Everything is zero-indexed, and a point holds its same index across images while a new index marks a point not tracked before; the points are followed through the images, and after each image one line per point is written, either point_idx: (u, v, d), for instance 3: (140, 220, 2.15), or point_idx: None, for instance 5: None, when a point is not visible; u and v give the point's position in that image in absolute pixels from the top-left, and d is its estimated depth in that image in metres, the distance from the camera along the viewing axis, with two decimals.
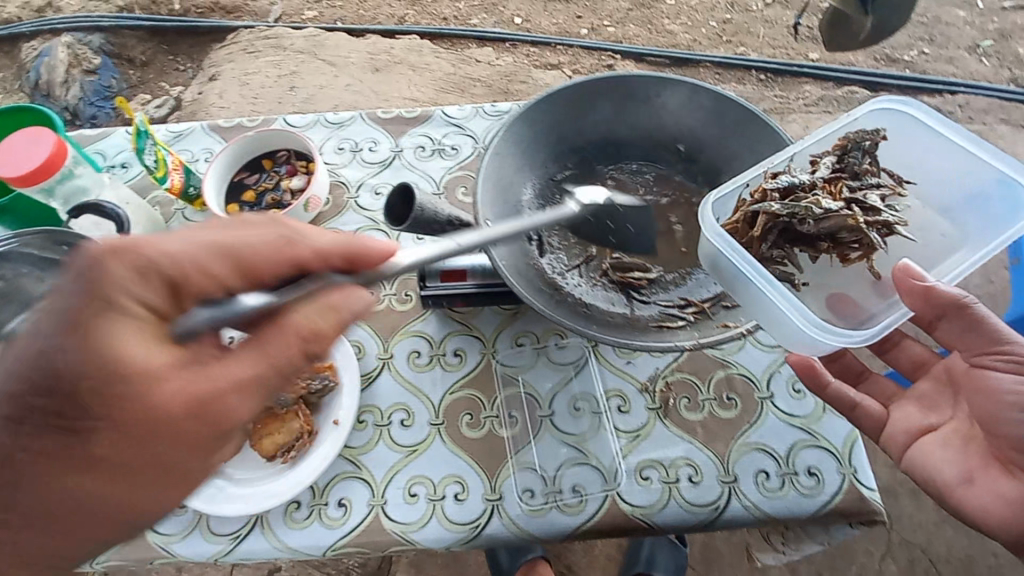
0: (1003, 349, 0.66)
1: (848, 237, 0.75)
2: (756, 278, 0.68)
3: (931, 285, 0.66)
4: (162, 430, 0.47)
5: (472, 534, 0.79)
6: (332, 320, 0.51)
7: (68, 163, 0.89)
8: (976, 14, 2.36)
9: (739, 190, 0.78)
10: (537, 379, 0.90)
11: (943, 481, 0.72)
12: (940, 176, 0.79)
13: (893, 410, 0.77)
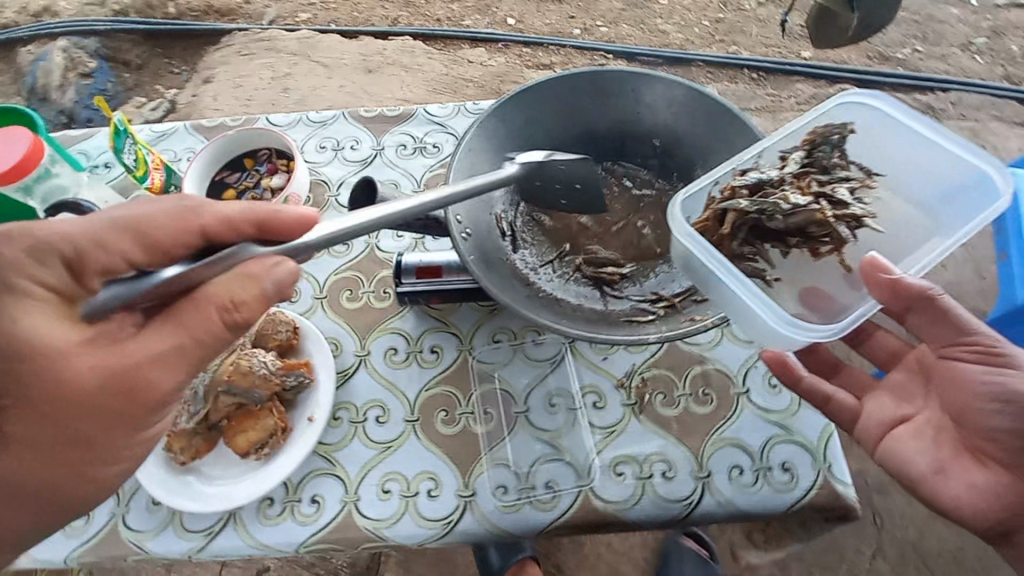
0: (970, 340, 0.66)
1: (817, 231, 0.75)
2: (726, 276, 0.67)
3: (897, 278, 0.66)
4: (80, 408, 0.53)
5: (444, 530, 0.79)
6: (251, 289, 0.54)
7: (45, 161, 0.89)
8: (970, 13, 2.31)
9: (707, 189, 0.77)
10: (514, 375, 0.90)
11: (916, 473, 0.69)
12: (910, 167, 0.78)
13: (867, 402, 0.75)
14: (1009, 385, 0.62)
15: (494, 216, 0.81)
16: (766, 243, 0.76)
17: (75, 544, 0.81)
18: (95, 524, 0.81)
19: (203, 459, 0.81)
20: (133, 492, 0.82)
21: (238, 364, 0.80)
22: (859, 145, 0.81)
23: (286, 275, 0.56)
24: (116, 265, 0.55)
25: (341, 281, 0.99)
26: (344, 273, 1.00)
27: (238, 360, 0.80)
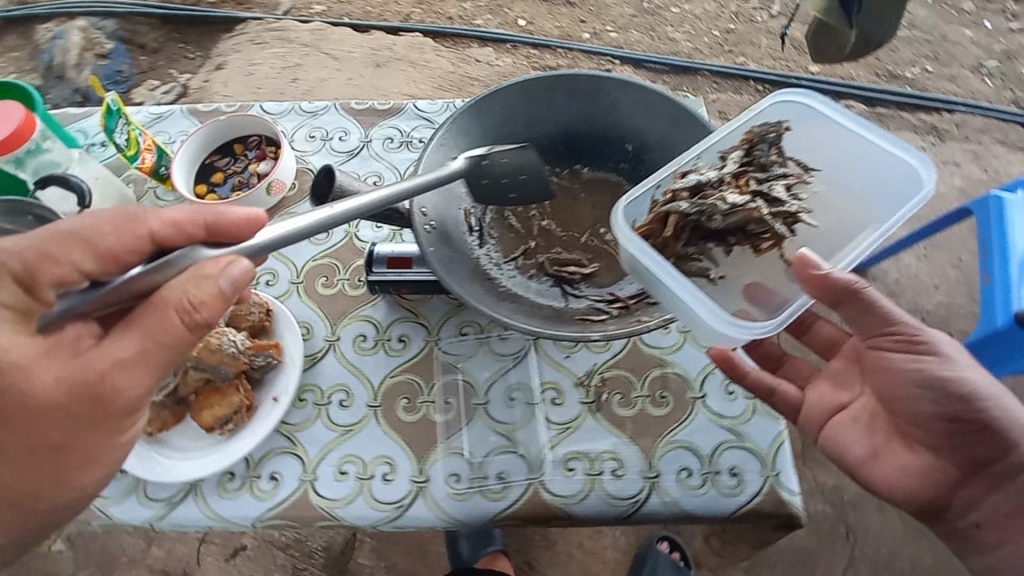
0: (894, 330, 0.72)
1: (757, 229, 0.78)
2: (669, 277, 0.71)
3: (827, 273, 0.69)
4: (52, 415, 0.58)
5: (395, 513, 0.82)
6: (208, 289, 0.57)
7: (35, 136, 0.94)
8: (983, 35, 2.22)
9: (651, 193, 0.81)
10: (475, 368, 0.91)
11: (854, 459, 0.76)
12: (840, 162, 0.83)
13: (810, 392, 0.81)
14: (930, 371, 0.70)
15: (462, 211, 0.84)
16: (710, 243, 0.80)
17: None
18: None
19: (170, 430, 0.84)
20: None
21: (207, 342, 0.83)
22: (793, 142, 0.85)
23: (242, 273, 0.59)
24: (72, 277, 0.58)
25: (318, 268, 1.01)
26: (321, 260, 1.02)
27: (208, 338, 0.83)
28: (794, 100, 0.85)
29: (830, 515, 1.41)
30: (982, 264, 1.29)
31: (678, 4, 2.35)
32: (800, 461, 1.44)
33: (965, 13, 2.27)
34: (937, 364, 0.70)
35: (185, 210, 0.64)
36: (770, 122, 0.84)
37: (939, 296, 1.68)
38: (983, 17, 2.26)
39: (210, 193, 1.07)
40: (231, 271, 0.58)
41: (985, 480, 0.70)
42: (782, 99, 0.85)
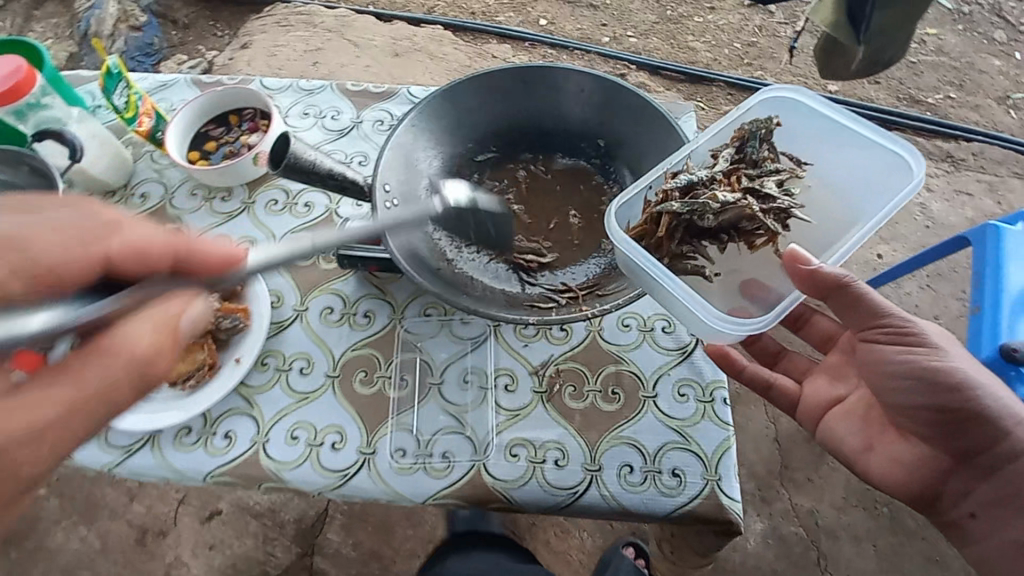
0: (883, 322, 0.71)
1: (749, 225, 0.79)
2: (661, 277, 0.73)
3: (815, 269, 0.69)
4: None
5: (339, 481, 0.83)
6: (165, 331, 0.54)
7: (35, 91, 0.98)
8: (1013, 66, 2.13)
9: (643, 194, 0.82)
10: (435, 348, 0.94)
11: (849, 450, 0.80)
12: (833, 155, 0.86)
13: (806, 386, 0.86)
14: (919, 363, 0.68)
15: (426, 192, 0.87)
16: (705, 240, 0.80)
17: None
18: None
19: None
20: None
21: None
22: (788, 138, 0.88)
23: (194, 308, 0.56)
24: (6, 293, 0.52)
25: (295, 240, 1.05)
26: (300, 233, 1.06)
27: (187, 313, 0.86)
28: (783, 96, 0.87)
29: (803, 539, 1.38)
30: (972, 294, 1.23)
31: (701, 15, 2.32)
32: (776, 480, 1.42)
33: (996, 43, 2.19)
34: (926, 356, 0.68)
35: (157, 234, 0.59)
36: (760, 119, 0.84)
37: (938, 327, 1.63)
38: (1015, 49, 2.17)
39: (202, 159, 1.12)
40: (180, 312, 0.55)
41: (975, 470, 0.70)
42: (770, 98, 0.87)
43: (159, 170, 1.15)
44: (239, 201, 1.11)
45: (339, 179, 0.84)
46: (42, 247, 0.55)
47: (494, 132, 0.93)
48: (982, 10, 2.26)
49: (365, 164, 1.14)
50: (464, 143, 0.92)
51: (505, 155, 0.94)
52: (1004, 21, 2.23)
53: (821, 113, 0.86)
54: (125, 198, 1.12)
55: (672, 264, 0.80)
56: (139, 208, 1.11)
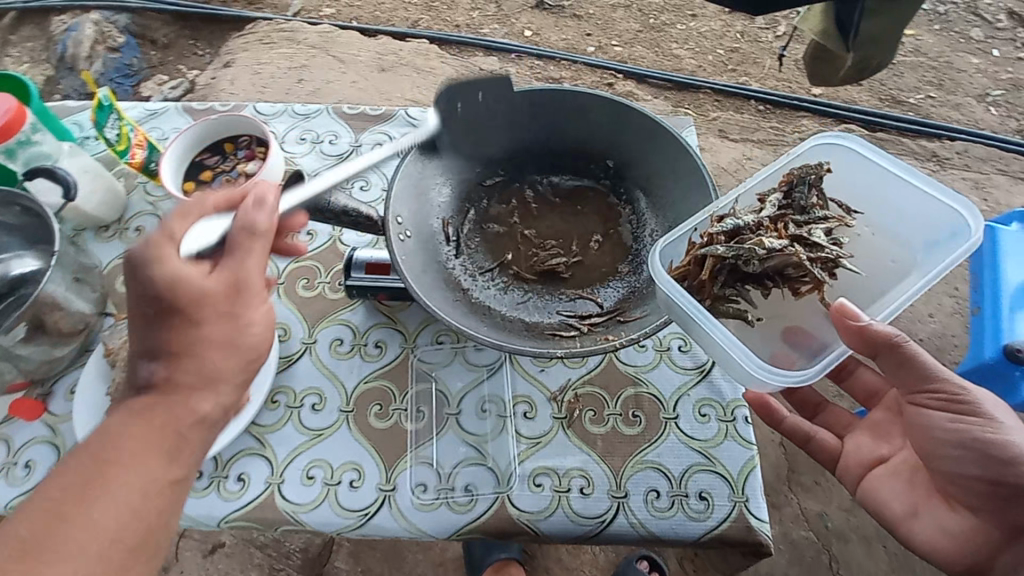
0: (935, 388, 0.69)
1: (795, 273, 0.77)
2: (699, 316, 0.72)
3: (866, 325, 0.67)
4: (214, 300, 0.59)
5: (360, 521, 0.81)
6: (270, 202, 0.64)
7: (26, 128, 0.95)
8: (990, 63, 2.18)
9: (687, 235, 0.80)
10: (449, 377, 0.92)
11: (893, 515, 0.76)
12: (884, 205, 0.84)
13: (848, 442, 0.82)
14: (973, 434, 0.67)
15: (437, 221, 0.86)
16: (748, 285, 0.78)
17: (13, 491, 0.86)
18: (36, 475, 0.87)
19: None
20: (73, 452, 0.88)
21: None
22: (837, 184, 0.87)
23: (264, 192, 0.61)
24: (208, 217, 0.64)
25: (300, 269, 1.02)
26: (304, 262, 1.03)
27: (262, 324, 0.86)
28: (835, 141, 0.85)
29: (813, 543, 1.36)
30: (973, 295, 1.25)
31: (683, 22, 2.35)
32: (784, 485, 1.41)
33: (973, 41, 2.24)
34: (980, 427, 0.67)
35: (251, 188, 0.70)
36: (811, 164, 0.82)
37: (933, 325, 1.62)
38: (992, 46, 2.22)
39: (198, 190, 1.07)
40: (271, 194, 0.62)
41: None
42: (825, 141, 0.85)
43: (153, 202, 1.13)
44: None
45: (353, 215, 0.82)
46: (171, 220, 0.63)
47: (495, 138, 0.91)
48: (958, 9, 2.31)
49: (365, 189, 1.11)
50: (475, 168, 0.92)
51: (513, 177, 0.94)
52: (980, 19, 2.29)
53: (877, 162, 0.83)
54: (120, 232, 1.09)
55: (714, 307, 0.77)
56: (134, 242, 1.08)
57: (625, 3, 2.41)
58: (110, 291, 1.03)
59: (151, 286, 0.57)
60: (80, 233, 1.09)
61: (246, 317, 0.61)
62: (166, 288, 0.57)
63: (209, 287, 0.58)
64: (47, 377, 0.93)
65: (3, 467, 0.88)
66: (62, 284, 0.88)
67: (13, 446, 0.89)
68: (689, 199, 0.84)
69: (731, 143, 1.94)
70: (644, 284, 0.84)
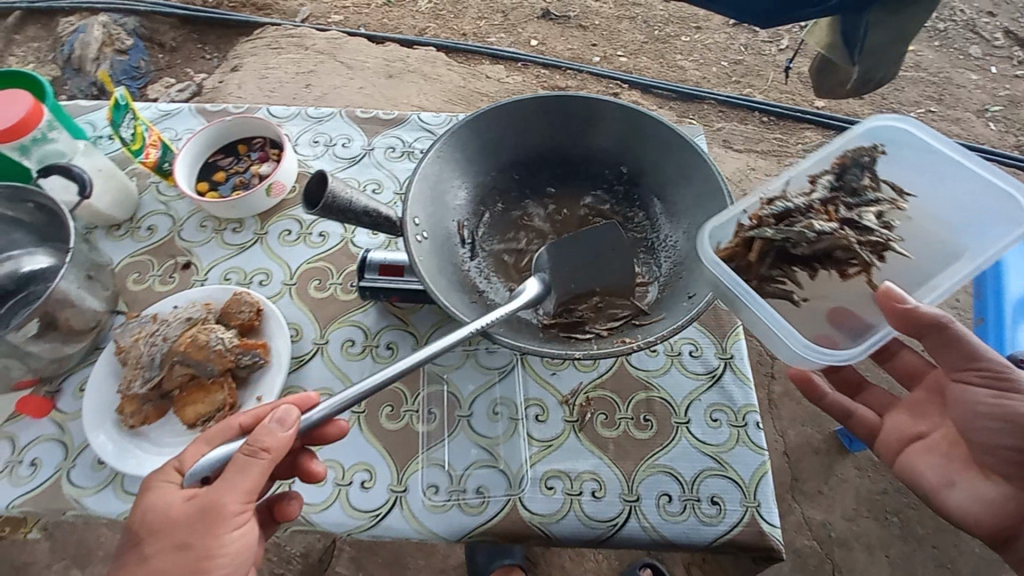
0: (980, 364, 0.71)
1: (844, 255, 0.77)
2: (742, 294, 0.74)
3: (913, 307, 0.68)
4: (180, 530, 0.60)
5: (371, 522, 0.80)
6: (273, 426, 0.62)
7: (43, 126, 0.95)
8: (988, 79, 2.21)
9: (737, 217, 0.81)
10: (461, 380, 0.92)
11: (929, 486, 0.76)
12: (938, 188, 0.81)
13: (887, 419, 0.82)
14: (1012, 408, 0.67)
15: (455, 223, 0.87)
16: (797, 267, 0.79)
17: (18, 490, 0.85)
18: (42, 473, 0.86)
19: (151, 425, 0.85)
20: (80, 450, 0.88)
21: (196, 338, 0.85)
22: (890, 165, 0.85)
23: (286, 412, 0.64)
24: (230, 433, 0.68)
25: (312, 271, 1.04)
26: (316, 263, 1.05)
27: (196, 334, 0.85)
28: (888, 124, 0.84)
29: (817, 552, 1.35)
30: (976, 306, 1.23)
31: (688, 34, 2.38)
32: (789, 493, 1.41)
33: (971, 58, 2.27)
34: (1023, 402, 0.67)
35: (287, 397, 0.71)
36: (863, 147, 0.84)
37: None
38: (990, 63, 2.25)
39: (211, 191, 1.09)
40: (293, 413, 0.64)
41: None
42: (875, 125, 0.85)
43: (166, 202, 1.13)
44: (251, 231, 1.09)
45: (373, 217, 0.83)
46: (209, 434, 0.69)
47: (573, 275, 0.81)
48: (957, 26, 2.34)
49: (377, 192, 1.12)
50: (487, 172, 0.93)
51: (528, 183, 0.96)
52: (978, 37, 2.32)
53: (929, 145, 0.82)
54: (132, 231, 1.10)
55: (760, 287, 0.79)
56: (146, 241, 1.08)
57: (630, 15, 2.44)
58: (122, 290, 1.03)
59: (142, 507, 0.63)
60: (92, 230, 1.10)
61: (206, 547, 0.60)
62: (149, 515, 0.62)
63: (177, 510, 0.61)
64: (57, 374, 0.92)
65: (6, 467, 0.87)
66: (75, 281, 0.89)
67: (18, 446, 0.88)
68: (701, 207, 0.85)
69: (735, 153, 1.95)
70: (665, 276, 0.87)
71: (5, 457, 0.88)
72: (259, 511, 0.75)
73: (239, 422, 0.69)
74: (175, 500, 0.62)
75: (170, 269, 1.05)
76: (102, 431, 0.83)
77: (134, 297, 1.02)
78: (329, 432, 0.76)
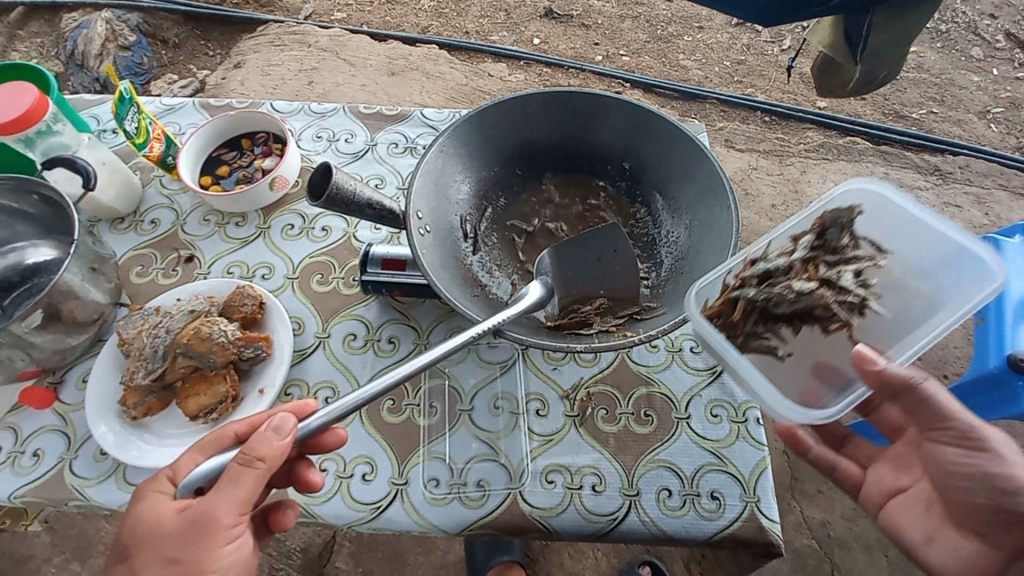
0: (948, 425, 0.68)
1: (824, 313, 0.76)
2: (723, 350, 0.75)
3: (883, 368, 0.67)
4: (170, 544, 0.59)
5: (372, 515, 0.80)
6: (267, 435, 0.62)
7: (47, 118, 0.95)
8: (990, 81, 2.21)
9: (722, 277, 0.79)
10: (462, 374, 0.92)
11: (910, 541, 0.74)
12: (912, 248, 0.80)
13: (869, 472, 0.80)
14: (981, 469, 0.65)
15: (457, 217, 0.88)
16: (780, 324, 0.77)
17: (20, 480, 0.85)
18: (44, 463, 0.87)
19: (154, 416, 0.85)
20: (83, 440, 0.88)
21: (198, 330, 0.85)
22: (867, 223, 0.81)
23: (283, 420, 0.63)
24: (226, 441, 0.68)
25: (314, 265, 1.04)
26: (318, 257, 1.05)
27: (199, 326, 0.85)
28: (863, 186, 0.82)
29: (816, 551, 1.35)
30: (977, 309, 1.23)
31: (690, 34, 2.38)
32: (788, 492, 1.41)
33: (973, 60, 2.27)
34: (994, 464, 0.65)
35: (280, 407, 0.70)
36: (842, 207, 0.81)
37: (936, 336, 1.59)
38: (992, 65, 2.25)
39: (215, 184, 1.09)
40: (291, 420, 0.63)
41: None
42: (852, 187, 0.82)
43: (169, 195, 1.14)
44: (253, 226, 1.09)
45: (377, 209, 0.83)
46: (203, 443, 0.69)
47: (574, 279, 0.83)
48: (959, 28, 2.34)
49: (380, 186, 1.12)
50: (491, 166, 0.94)
51: (531, 177, 0.97)
52: (980, 38, 2.32)
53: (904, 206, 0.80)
54: (135, 224, 1.10)
55: (744, 344, 0.77)
56: (149, 234, 1.09)
57: (632, 14, 2.45)
58: (125, 282, 1.03)
59: (131, 521, 0.62)
60: (95, 223, 1.10)
61: (199, 560, 0.59)
62: (139, 526, 0.61)
63: (169, 524, 0.60)
64: (60, 365, 0.93)
65: (8, 457, 0.87)
66: (78, 273, 0.89)
67: (21, 436, 0.89)
68: (702, 201, 0.85)
69: (737, 153, 1.94)
70: (665, 271, 0.88)
71: (7, 447, 0.88)
72: (254, 520, 0.73)
73: (234, 430, 0.69)
74: (165, 512, 0.62)
75: (173, 262, 1.05)
76: (105, 422, 0.84)
77: (137, 289, 1.03)
78: (327, 441, 0.76)
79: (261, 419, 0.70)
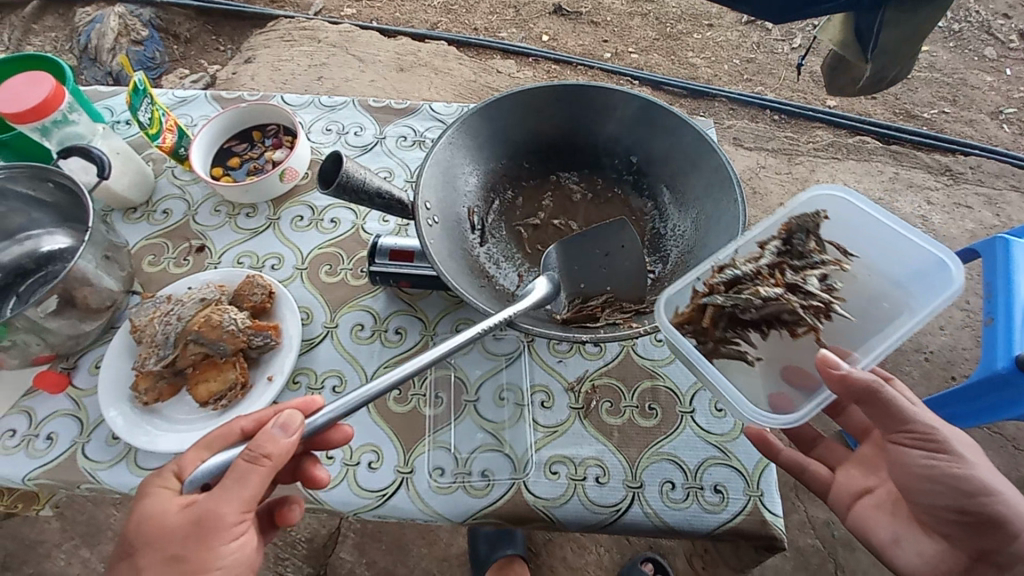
0: (910, 428, 0.67)
1: (791, 318, 0.75)
2: (693, 356, 0.74)
3: (846, 373, 0.66)
4: (176, 540, 0.60)
5: (376, 502, 0.81)
6: (273, 435, 0.62)
7: (63, 108, 0.96)
8: (1003, 81, 2.19)
9: (691, 283, 0.78)
10: (468, 365, 0.93)
11: (877, 542, 0.73)
12: (881, 251, 0.79)
13: (839, 473, 0.79)
14: (944, 471, 0.65)
15: (465, 208, 0.88)
16: (749, 329, 0.76)
17: (33, 463, 0.87)
18: (57, 446, 0.88)
19: (164, 401, 0.86)
20: (95, 425, 0.90)
21: (209, 317, 0.86)
22: (833, 230, 0.82)
23: (290, 417, 0.64)
24: (234, 436, 0.68)
25: (323, 255, 1.05)
26: (326, 248, 1.06)
27: (210, 313, 0.86)
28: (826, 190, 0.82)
29: (819, 551, 1.35)
30: (984, 307, 1.17)
31: (700, 31, 2.37)
32: (791, 491, 1.41)
33: (986, 59, 2.25)
34: (955, 465, 0.65)
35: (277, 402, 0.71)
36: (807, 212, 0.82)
37: (944, 338, 1.58)
38: (1005, 65, 2.23)
39: (226, 175, 1.10)
40: (297, 418, 0.64)
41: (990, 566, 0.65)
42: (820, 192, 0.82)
43: (181, 186, 1.15)
44: (264, 217, 1.10)
45: (386, 198, 0.84)
46: (210, 438, 0.68)
47: (574, 275, 0.84)
48: (972, 27, 2.32)
49: (388, 179, 1.13)
50: (499, 159, 0.95)
51: (539, 172, 0.98)
52: (993, 38, 2.30)
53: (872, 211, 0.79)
54: (148, 214, 1.12)
55: (715, 350, 0.75)
56: (161, 224, 1.10)
57: (642, 11, 2.44)
58: (137, 270, 1.05)
59: (137, 517, 0.63)
60: (108, 213, 1.12)
61: (203, 557, 0.61)
62: (145, 523, 0.62)
63: (174, 521, 0.61)
64: (74, 351, 0.94)
65: (23, 440, 0.89)
66: (92, 260, 0.90)
67: (35, 420, 0.90)
68: (710, 195, 0.85)
69: (746, 151, 1.94)
70: (669, 268, 0.88)
71: (22, 430, 0.90)
72: (260, 518, 0.75)
73: (241, 426, 0.69)
74: (172, 510, 0.62)
75: (185, 251, 1.07)
76: (115, 407, 0.85)
77: (149, 278, 1.04)
78: (333, 438, 0.77)
79: (263, 416, 0.70)
